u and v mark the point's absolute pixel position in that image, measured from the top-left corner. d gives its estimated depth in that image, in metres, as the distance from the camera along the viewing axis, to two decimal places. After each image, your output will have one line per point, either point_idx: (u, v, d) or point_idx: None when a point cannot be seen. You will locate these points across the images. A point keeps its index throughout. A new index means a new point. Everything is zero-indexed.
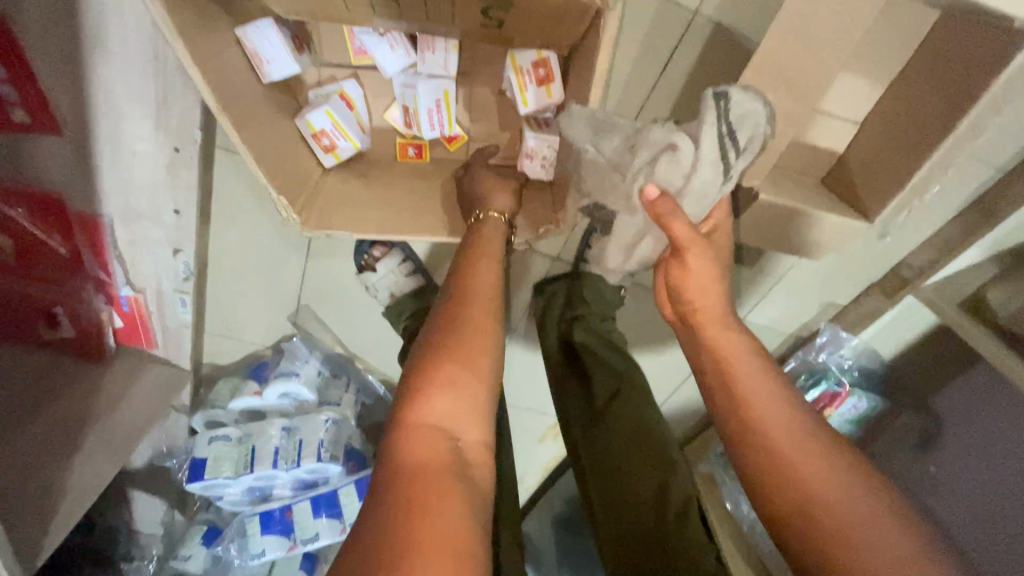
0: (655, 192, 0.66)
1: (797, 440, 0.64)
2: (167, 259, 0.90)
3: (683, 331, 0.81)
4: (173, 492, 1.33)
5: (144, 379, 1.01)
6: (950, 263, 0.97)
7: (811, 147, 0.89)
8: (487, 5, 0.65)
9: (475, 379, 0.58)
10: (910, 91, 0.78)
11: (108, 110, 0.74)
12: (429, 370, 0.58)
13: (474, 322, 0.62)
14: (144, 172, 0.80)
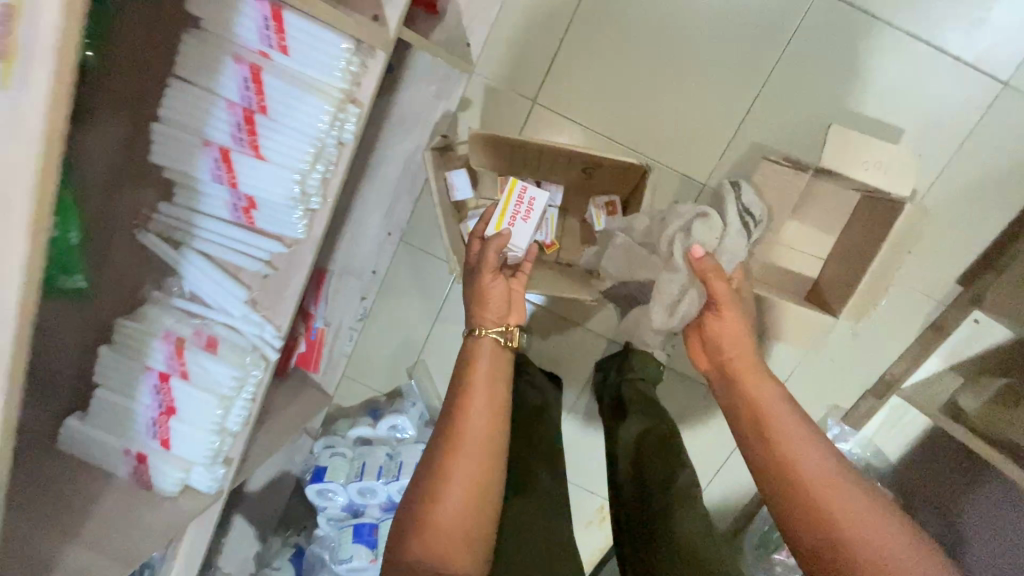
0: (700, 251, 0.97)
1: (813, 458, 0.81)
2: (355, 303, 1.35)
3: (721, 383, 0.99)
4: (268, 521, 1.55)
5: (304, 393, 1.36)
6: (920, 369, 1.27)
7: (794, 272, 1.29)
8: (586, 165, 1.18)
9: (466, 525, 0.78)
10: (852, 237, 1.21)
11: (358, 206, 1.25)
12: (434, 508, 0.78)
13: (470, 469, 0.82)
14: (365, 245, 1.29)
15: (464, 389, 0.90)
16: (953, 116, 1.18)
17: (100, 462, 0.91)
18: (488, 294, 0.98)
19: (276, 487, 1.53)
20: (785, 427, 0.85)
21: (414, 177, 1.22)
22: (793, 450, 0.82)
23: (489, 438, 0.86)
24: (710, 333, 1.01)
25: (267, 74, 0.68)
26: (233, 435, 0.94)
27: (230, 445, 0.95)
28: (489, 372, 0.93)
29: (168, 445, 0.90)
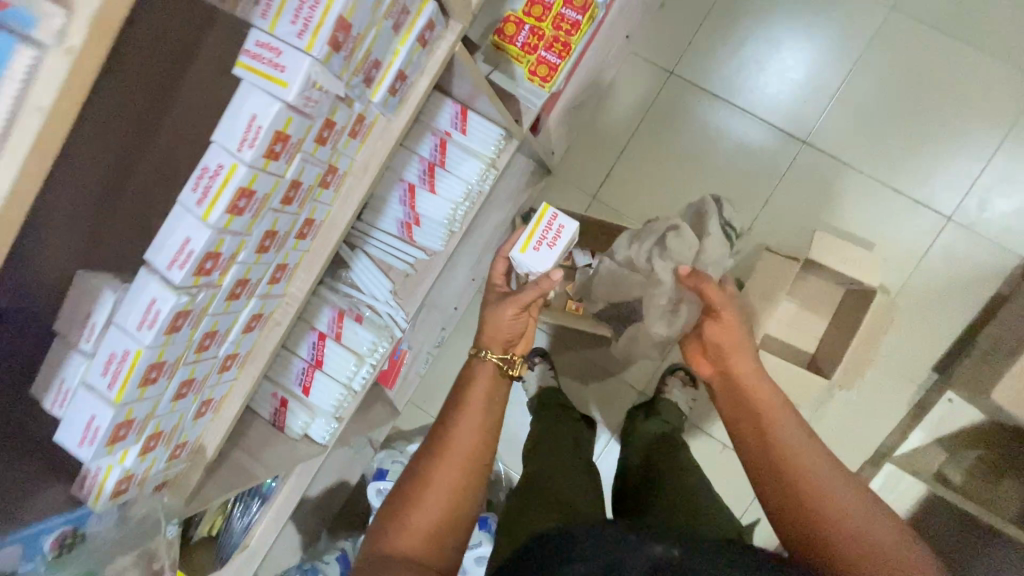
0: (686, 271, 1.07)
1: (812, 455, 0.80)
2: (435, 332, 1.68)
3: (719, 377, 1.00)
4: (313, 531, 1.70)
5: (380, 402, 1.62)
6: (907, 441, 1.49)
7: (795, 347, 1.58)
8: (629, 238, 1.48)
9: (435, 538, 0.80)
10: (840, 319, 1.52)
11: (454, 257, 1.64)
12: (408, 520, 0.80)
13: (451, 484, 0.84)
14: (454, 286, 1.66)
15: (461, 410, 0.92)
16: (910, 237, 1.56)
17: (256, 403, 1.21)
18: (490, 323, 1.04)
19: (331, 495, 1.71)
20: (784, 424, 0.85)
21: (499, 239, 1.63)
22: (790, 444, 0.82)
23: (475, 459, 0.87)
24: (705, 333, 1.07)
25: (451, 143, 1.12)
26: (354, 394, 1.22)
27: (349, 403, 1.22)
28: (487, 393, 0.95)
29: (307, 392, 1.20)
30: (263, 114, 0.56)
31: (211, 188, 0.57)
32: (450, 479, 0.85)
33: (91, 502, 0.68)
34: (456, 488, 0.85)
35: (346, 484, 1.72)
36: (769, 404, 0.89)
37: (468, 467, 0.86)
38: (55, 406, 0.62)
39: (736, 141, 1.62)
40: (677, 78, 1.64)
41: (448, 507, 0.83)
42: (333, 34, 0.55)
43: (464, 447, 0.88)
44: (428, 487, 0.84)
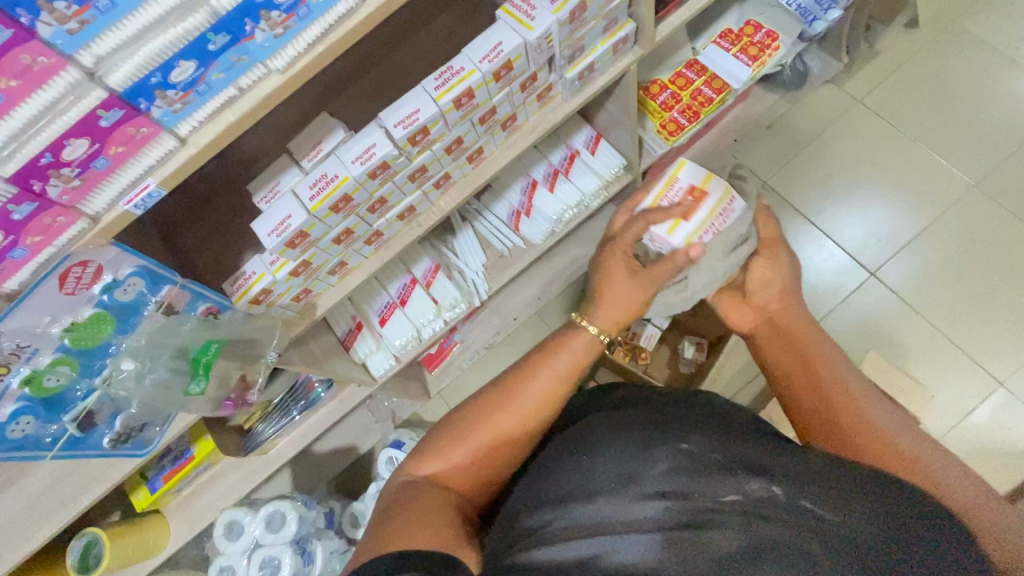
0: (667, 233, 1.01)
1: (881, 423, 0.72)
2: (487, 334, 1.76)
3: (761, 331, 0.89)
4: (308, 485, 1.70)
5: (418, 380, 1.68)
6: None
7: None
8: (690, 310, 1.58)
9: (481, 468, 0.75)
10: None
11: (529, 274, 1.77)
12: (456, 443, 0.76)
13: (511, 423, 0.77)
14: (519, 299, 1.76)
15: (531, 369, 0.82)
16: (959, 391, 1.60)
17: (333, 319, 1.29)
18: (606, 288, 0.89)
19: (337, 455, 1.73)
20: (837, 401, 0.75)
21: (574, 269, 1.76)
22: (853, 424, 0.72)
23: (541, 409, 0.79)
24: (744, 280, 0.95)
25: (579, 159, 1.32)
26: (420, 341, 1.32)
27: (412, 348, 1.32)
28: (578, 363, 0.83)
29: (382, 324, 1.30)
30: (508, 43, 0.75)
31: (450, 80, 0.75)
32: (505, 432, 0.76)
33: (237, 297, 0.80)
34: (502, 441, 0.76)
35: (354, 449, 1.73)
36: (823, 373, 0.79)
37: (527, 432, 0.77)
38: (261, 202, 0.77)
39: (806, 255, 1.76)
40: (769, 188, 1.82)
41: (486, 459, 0.75)
42: (574, 7, 0.76)
43: (524, 411, 0.78)
44: (477, 433, 0.76)
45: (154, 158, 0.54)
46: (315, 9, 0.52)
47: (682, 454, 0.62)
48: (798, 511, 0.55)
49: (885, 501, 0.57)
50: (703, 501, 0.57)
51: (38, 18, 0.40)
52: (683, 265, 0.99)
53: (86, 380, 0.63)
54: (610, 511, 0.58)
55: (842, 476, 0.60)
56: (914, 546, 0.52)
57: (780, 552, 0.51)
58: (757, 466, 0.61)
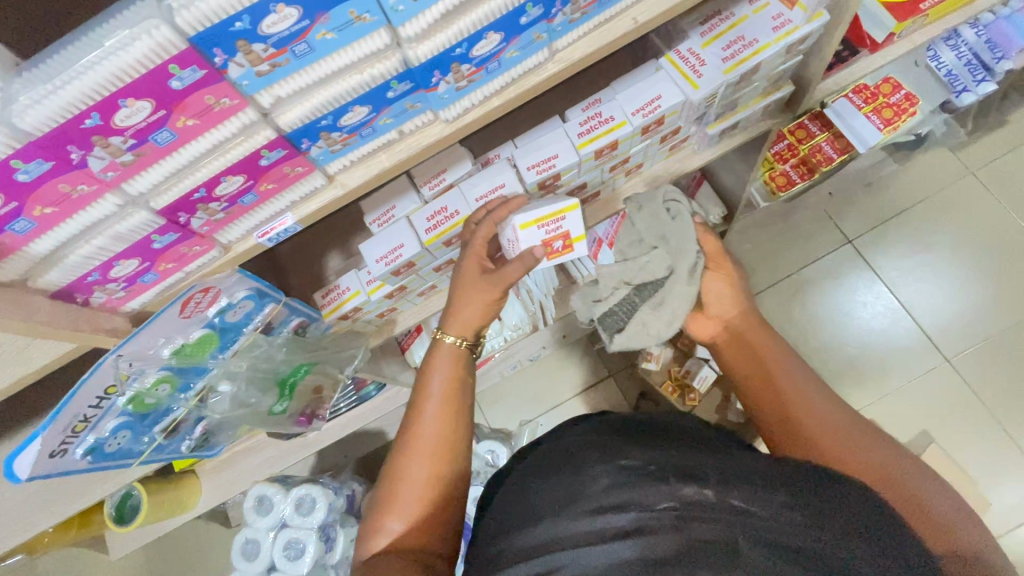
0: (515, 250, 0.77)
1: (847, 430, 0.60)
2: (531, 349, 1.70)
3: (727, 347, 0.73)
4: (327, 468, 1.67)
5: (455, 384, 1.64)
6: None
7: None
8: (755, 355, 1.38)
9: (435, 519, 0.60)
10: None
11: None
12: (385, 510, 0.59)
13: (435, 466, 0.61)
14: None
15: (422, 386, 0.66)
16: (1022, 494, 1.49)
17: None
18: (462, 309, 0.68)
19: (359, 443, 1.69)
20: (802, 411, 0.62)
21: None
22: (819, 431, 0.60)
23: (463, 436, 0.63)
24: (710, 294, 0.77)
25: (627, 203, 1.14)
26: None
27: None
28: (456, 376, 0.66)
29: None
30: (668, 98, 0.68)
31: (597, 128, 0.69)
32: (428, 480, 0.60)
33: (327, 311, 0.75)
34: (433, 490, 0.60)
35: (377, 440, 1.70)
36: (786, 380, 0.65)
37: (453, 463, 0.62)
38: (372, 223, 0.73)
39: (870, 322, 1.62)
40: (852, 248, 1.66)
41: (429, 512, 0.59)
42: (747, 70, 0.68)
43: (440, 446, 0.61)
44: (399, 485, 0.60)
45: (301, 195, 0.49)
46: (505, 63, 0.46)
47: (622, 468, 0.52)
48: (728, 511, 0.46)
49: (814, 493, 0.48)
50: (638, 510, 0.47)
51: (233, 58, 0.36)
52: (641, 290, 0.82)
53: (182, 393, 0.60)
54: (550, 530, 0.48)
55: (767, 470, 0.51)
56: (851, 540, 0.44)
57: (714, 553, 0.42)
58: (690, 468, 0.51)
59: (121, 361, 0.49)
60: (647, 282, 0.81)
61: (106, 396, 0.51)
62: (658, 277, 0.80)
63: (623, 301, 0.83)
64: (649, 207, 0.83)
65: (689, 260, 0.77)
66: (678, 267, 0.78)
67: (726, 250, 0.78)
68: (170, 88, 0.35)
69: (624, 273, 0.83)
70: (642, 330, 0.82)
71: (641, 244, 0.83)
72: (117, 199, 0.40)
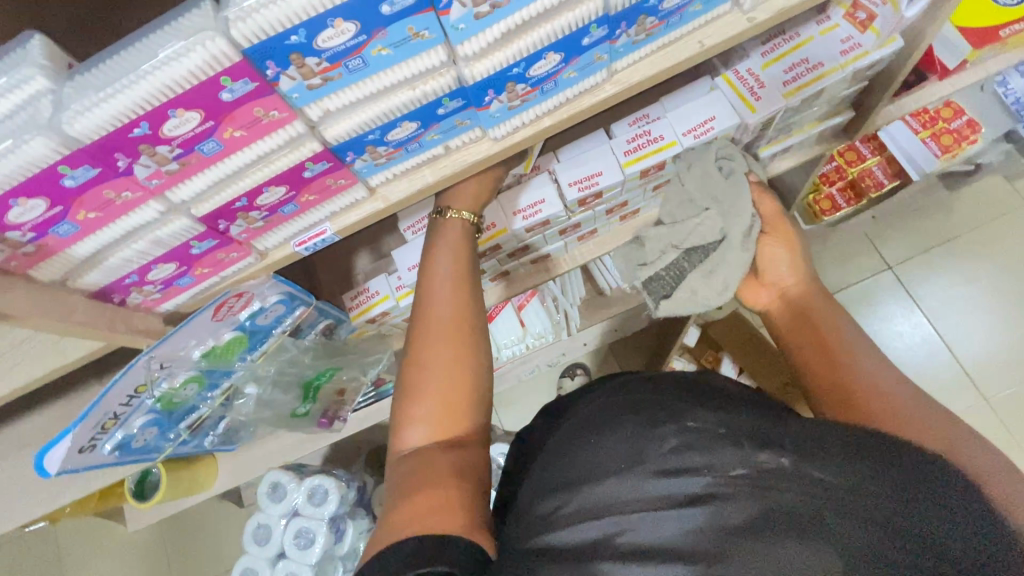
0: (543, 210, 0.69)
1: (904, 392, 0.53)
2: None
3: (779, 313, 0.69)
4: (339, 458, 1.68)
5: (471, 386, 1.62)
6: None
7: None
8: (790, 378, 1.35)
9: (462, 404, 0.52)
10: None
11: None
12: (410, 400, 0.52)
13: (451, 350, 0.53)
14: None
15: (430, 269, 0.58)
16: None
17: None
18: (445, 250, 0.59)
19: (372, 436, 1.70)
20: (852, 377, 0.56)
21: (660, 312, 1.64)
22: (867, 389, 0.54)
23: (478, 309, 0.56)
24: (765, 261, 0.72)
25: None
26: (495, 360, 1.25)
27: None
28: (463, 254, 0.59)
29: None
30: (721, 120, 0.65)
31: (644, 147, 0.66)
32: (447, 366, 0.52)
33: (356, 314, 0.74)
34: (454, 376, 0.52)
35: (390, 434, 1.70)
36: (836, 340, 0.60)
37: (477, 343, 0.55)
38: (407, 230, 0.72)
39: (906, 354, 1.55)
40: (892, 275, 1.59)
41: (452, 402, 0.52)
42: (809, 95, 0.64)
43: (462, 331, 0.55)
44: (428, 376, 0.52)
45: (341, 207, 0.48)
46: (562, 84, 0.44)
47: (688, 427, 0.44)
48: (814, 480, 0.38)
49: (914, 463, 0.40)
50: (709, 475, 0.40)
51: (285, 72, 0.34)
52: (692, 254, 0.76)
53: (209, 392, 0.60)
54: (607, 497, 0.41)
55: (855, 431, 0.43)
56: (966, 525, 0.36)
57: (803, 531, 0.36)
58: (762, 430, 0.43)
59: (152, 363, 0.49)
60: (698, 246, 0.75)
61: (136, 395, 0.50)
62: (710, 241, 0.74)
63: (670, 266, 0.78)
64: (700, 165, 0.70)
65: (743, 224, 0.70)
66: (731, 232, 0.71)
67: (784, 213, 0.73)
68: (220, 100, 0.34)
69: (673, 235, 0.77)
70: (689, 299, 0.77)
71: (691, 205, 0.75)
72: (160, 206, 0.39)
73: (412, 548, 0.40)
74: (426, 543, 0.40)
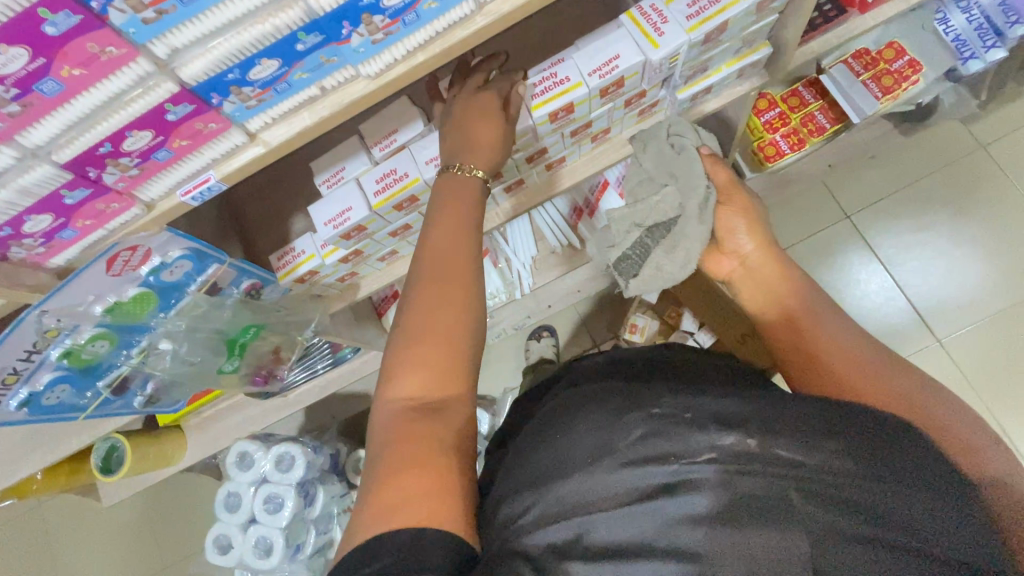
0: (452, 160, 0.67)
1: (865, 360, 0.60)
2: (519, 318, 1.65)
3: (746, 287, 0.75)
4: (311, 428, 1.70)
5: None
6: None
7: None
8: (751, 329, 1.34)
9: (452, 360, 0.51)
10: None
11: None
12: (398, 355, 0.51)
13: (453, 309, 0.52)
14: None
15: (438, 219, 0.56)
16: None
17: None
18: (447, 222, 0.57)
19: (343, 407, 1.70)
20: (824, 355, 0.62)
21: None
22: (838, 364, 0.61)
23: (479, 271, 0.56)
24: (733, 231, 0.76)
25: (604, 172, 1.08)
26: None
27: None
28: (466, 218, 0.57)
29: None
30: (626, 58, 0.64)
31: (552, 90, 0.66)
32: (445, 327, 0.51)
33: (282, 274, 0.74)
34: (452, 336, 0.51)
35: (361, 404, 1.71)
36: (801, 313, 0.67)
37: (471, 311, 0.53)
38: (322, 185, 0.72)
39: (863, 299, 1.58)
40: (850, 224, 1.61)
41: (449, 359, 0.51)
42: (712, 29, 0.64)
43: (460, 298, 0.53)
44: (424, 341, 0.51)
45: (220, 152, 0.48)
46: (425, 16, 0.44)
47: (654, 415, 0.47)
48: (774, 460, 0.43)
49: (858, 438, 0.46)
50: (676, 463, 0.43)
51: (111, 3, 0.34)
52: (653, 231, 0.77)
53: (123, 350, 0.61)
54: (585, 488, 0.43)
55: (810, 413, 0.48)
56: (900, 488, 0.43)
57: (766, 509, 0.40)
58: (725, 411, 0.48)
59: (46, 317, 0.50)
60: (660, 222, 0.76)
61: (36, 350, 0.52)
62: (670, 216, 0.75)
63: (635, 245, 0.78)
64: (654, 144, 0.79)
65: (699, 195, 0.73)
66: (688, 205, 0.74)
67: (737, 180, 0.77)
68: (45, 34, 0.33)
69: (635, 214, 0.77)
70: (655, 275, 0.77)
71: (652, 183, 0.78)
72: (13, 151, 0.39)
73: (397, 548, 0.40)
74: (419, 535, 0.40)
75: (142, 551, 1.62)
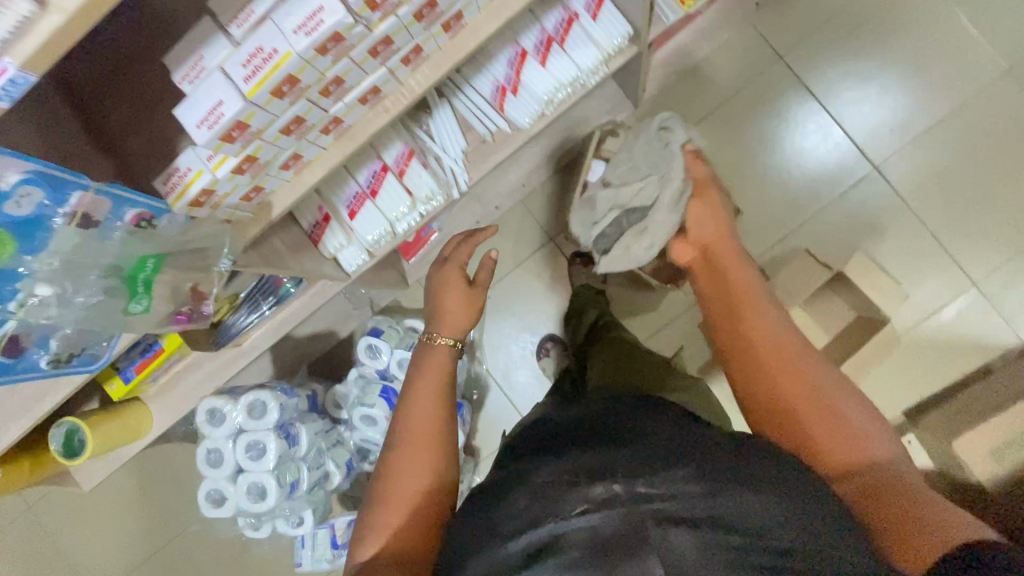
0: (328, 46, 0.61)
1: (799, 379, 0.71)
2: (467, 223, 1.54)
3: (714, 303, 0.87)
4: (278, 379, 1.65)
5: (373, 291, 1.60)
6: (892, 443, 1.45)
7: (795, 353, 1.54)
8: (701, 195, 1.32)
9: (422, 505, 0.69)
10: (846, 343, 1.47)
11: None
12: (378, 512, 0.69)
13: (422, 462, 0.72)
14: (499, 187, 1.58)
15: (411, 397, 0.78)
16: (943, 286, 1.47)
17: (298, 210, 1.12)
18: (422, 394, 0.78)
19: (307, 350, 1.65)
20: (767, 372, 0.73)
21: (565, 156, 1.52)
22: (775, 384, 0.71)
23: (445, 426, 0.76)
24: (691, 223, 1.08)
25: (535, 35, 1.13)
26: (394, 236, 1.16)
27: (387, 243, 1.16)
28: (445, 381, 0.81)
29: (352, 217, 1.12)
30: None
31: None
32: (419, 476, 0.71)
33: (173, 199, 0.67)
34: (424, 483, 0.70)
35: (324, 344, 1.66)
36: (755, 333, 0.77)
37: (437, 456, 0.73)
38: (184, 81, 0.62)
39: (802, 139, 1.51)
40: (784, 66, 1.51)
41: (420, 503, 0.69)
42: None
43: (429, 443, 0.73)
44: (399, 491, 0.69)
45: (6, 29, 0.40)
46: None
47: (538, 482, 0.55)
48: (638, 500, 0.52)
49: (700, 459, 0.56)
50: (552, 522, 0.51)
51: None
52: (630, 213, 1.19)
53: (0, 306, 0.58)
54: (487, 560, 0.51)
55: (664, 448, 0.57)
56: (735, 492, 0.52)
57: (627, 546, 0.48)
58: (597, 464, 0.56)
59: None
60: (636, 206, 1.18)
61: None
62: (650, 201, 1.16)
63: (615, 222, 1.21)
64: (647, 138, 1.19)
65: (673, 189, 1.11)
66: (665, 193, 1.12)
67: (711, 180, 1.10)
68: None
69: (619, 198, 1.19)
70: (623, 251, 1.20)
71: (640, 170, 1.19)
72: None
73: None
74: None
75: (140, 525, 1.62)
